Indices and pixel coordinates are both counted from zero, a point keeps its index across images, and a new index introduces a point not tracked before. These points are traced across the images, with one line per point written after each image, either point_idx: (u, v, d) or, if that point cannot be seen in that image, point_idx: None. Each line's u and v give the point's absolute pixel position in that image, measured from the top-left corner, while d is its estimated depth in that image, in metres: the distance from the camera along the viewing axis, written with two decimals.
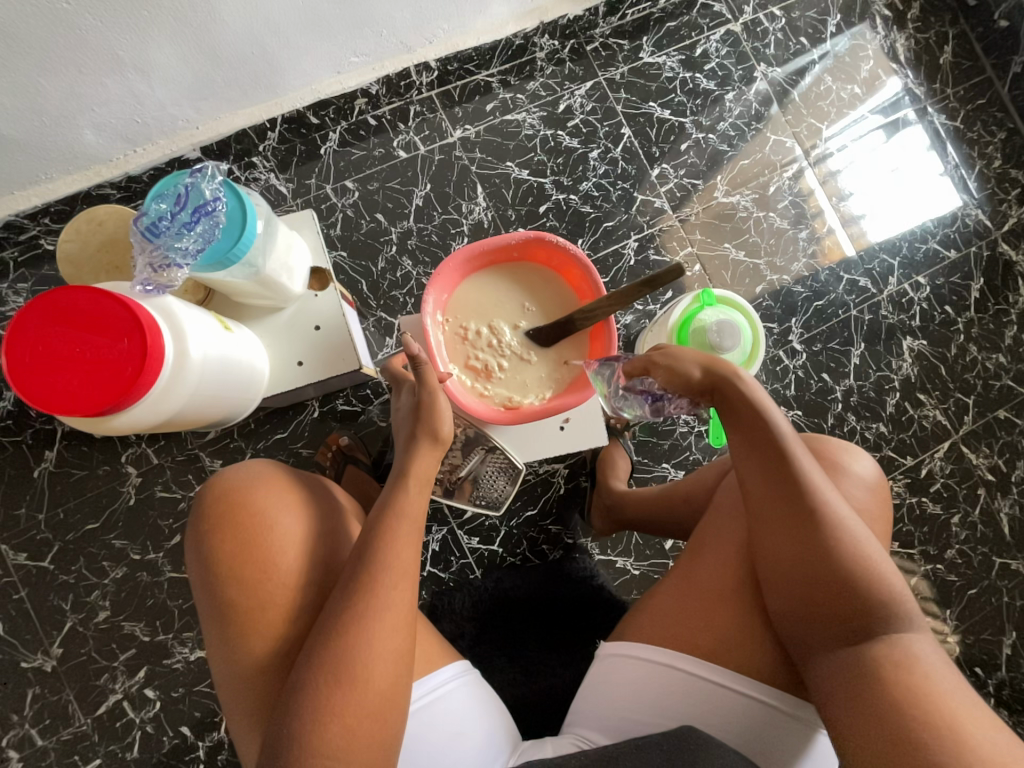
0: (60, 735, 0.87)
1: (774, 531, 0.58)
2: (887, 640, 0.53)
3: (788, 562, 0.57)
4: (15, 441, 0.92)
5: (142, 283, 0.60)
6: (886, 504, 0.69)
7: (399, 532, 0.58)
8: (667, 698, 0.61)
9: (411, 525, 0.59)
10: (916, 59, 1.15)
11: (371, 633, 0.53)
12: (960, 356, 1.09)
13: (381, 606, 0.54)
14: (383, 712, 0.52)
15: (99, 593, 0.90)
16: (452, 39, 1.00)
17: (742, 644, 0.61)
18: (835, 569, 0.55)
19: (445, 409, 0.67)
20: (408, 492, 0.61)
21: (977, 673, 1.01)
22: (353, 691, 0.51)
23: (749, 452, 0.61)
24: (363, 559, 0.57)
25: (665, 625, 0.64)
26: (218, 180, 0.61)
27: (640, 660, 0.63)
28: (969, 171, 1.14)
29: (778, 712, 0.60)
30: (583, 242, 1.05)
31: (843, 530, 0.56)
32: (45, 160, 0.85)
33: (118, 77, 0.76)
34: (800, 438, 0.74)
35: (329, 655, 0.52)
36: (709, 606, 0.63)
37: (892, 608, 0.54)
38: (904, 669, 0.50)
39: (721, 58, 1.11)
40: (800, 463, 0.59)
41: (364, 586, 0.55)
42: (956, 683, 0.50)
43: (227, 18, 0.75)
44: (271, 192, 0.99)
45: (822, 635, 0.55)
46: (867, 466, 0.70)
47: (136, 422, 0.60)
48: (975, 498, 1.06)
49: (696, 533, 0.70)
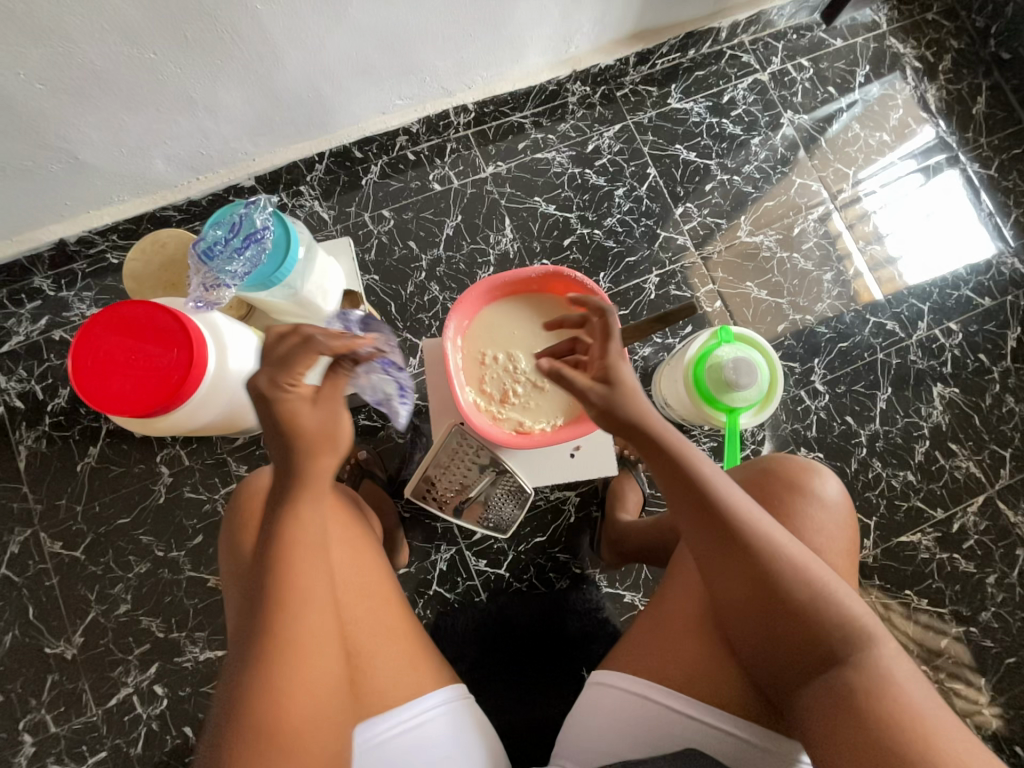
0: (72, 723, 0.90)
1: (729, 580, 0.55)
2: (854, 671, 0.50)
3: (747, 599, 0.54)
4: (64, 436, 0.99)
5: (195, 301, 0.65)
6: (847, 523, 0.68)
7: (292, 552, 0.52)
8: (646, 733, 0.59)
9: (302, 572, 0.51)
10: (947, 109, 1.16)
11: (269, 665, 0.49)
12: (995, 406, 1.05)
13: (281, 667, 0.49)
14: (298, 765, 0.49)
15: (122, 586, 0.95)
16: (489, 84, 1.06)
17: (714, 675, 0.59)
18: (789, 599, 0.52)
19: (307, 404, 0.51)
20: (300, 505, 0.53)
21: (1016, 752, 0.93)
22: (247, 724, 0.48)
23: (691, 503, 0.55)
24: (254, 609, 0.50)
25: (651, 658, 0.62)
26: (269, 211, 0.67)
27: (621, 691, 0.61)
28: (1005, 219, 1.12)
29: (761, 752, 0.58)
30: (604, 276, 1.08)
31: (794, 569, 0.53)
32: (119, 186, 0.95)
33: (190, 116, 0.85)
34: (761, 459, 0.73)
35: (233, 681, 0.50)
36: (690, 641, 0.61)
37: (857, 635, 0.51)
38: (877, 696, 0.49)
39: (748, 105, 1.14)
40: (745, 520, 0.55)
41: (264, 612, 0.51)
42: (929, 701, 0.49)
43: (288, 63, 0.83)
44: (314, 218, 1.07)
45: (795, 671, 0.53)
46: (831, 486, 0.69)
47: (176, 425, 0.65)
48: (1013, 559, 1.00)
49: (671, 565, 0.69)
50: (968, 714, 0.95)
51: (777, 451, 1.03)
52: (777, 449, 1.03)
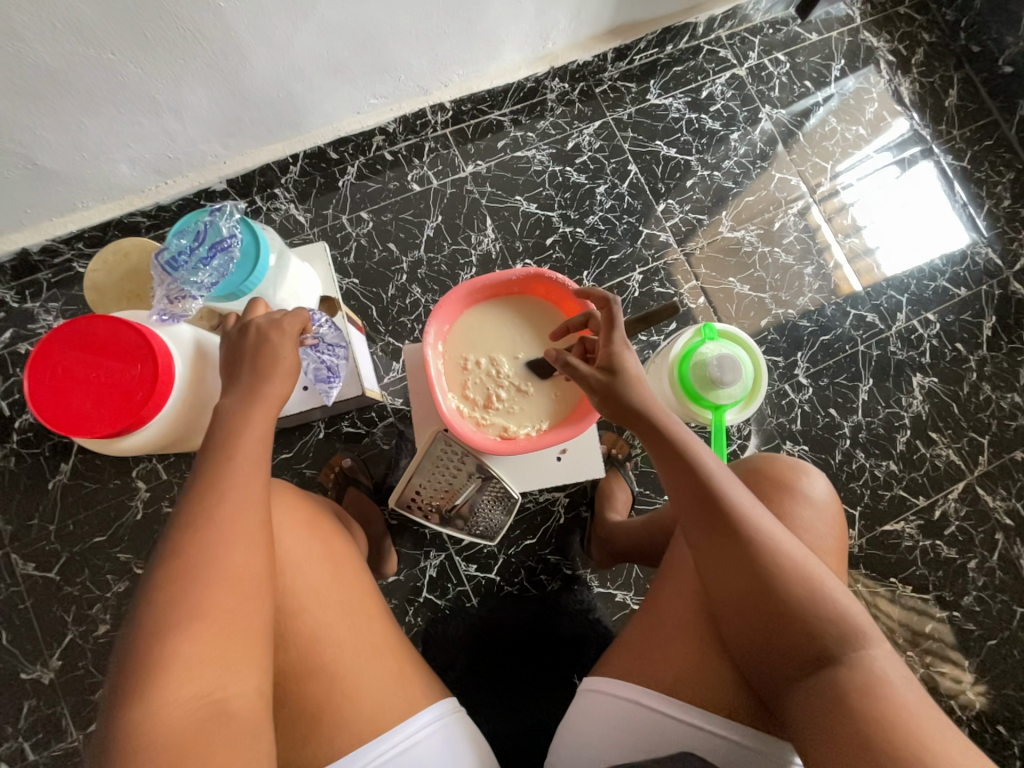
0: (52, 750, 0.87)
1: (718, 567, 0.56)
2: (847, 671, 0.50)
3: (736, 591, 0.55)
4: (33, 453, 0.95)
5: (158, 313, 0.63)
6: (839, 522, 0.69)
7: (241, 443, 0.53)
8: (639, 738, 0.59)
9: (243, 480, 0.51)
10: (921, 102, 1.18)
11: (216, 536, 0.48)
12: (973, 394, 1.07)
13: (221, 569, 0.47)
14: (239, 636, 0.47)
15: (101, 606, 0.92)
16: (466, 82, 1.04)
17: (706, 678, 0.59)
18: (781, 587, 0.53)
19: (285, 343, 0.60)
20: (251, 412, 0.55)
21: (1000, 731, 0.95)
22: (192, 588, 0.46)
23: (671, 467, 0.60)
24: (185, 513, 0.49)
25: (644, 662, 0.62)
26: (235, 217, 0.65)
27: (614, 696, 0.61)
28: (978, 210, 1.14)
29: (757, 754, 0.58)
30: (588, 274, 1.08)
31: (785, 564, 0.54)
32: (83, 191, 0.91)
33: (154, 117, 0.82)
34: (751, 459, 0.73)
35: (167, 562, 0.47)
36: (683, 644, 0.61)
37: (849, 635, 0.52)
38: (872, 697, 0.49)
39: (726, 100, 1.14)
40: (730, 496, 0.57)
41: (208, 489, 0.50)
42: (925, 703, 0.49)
43: (254, 62, 0.80)
44: (290, 222, 1.04)
45: (787, 670, 0.53)
46: (821, 485, 0.69)
47: (145, 443, 0.63)
48: (993, 543, 1.02)
49: (662, 568, 0.69)
50: (954, 696, 0.96)
51: (763, 445, 1.04)
52: (763, 443, 1.04)
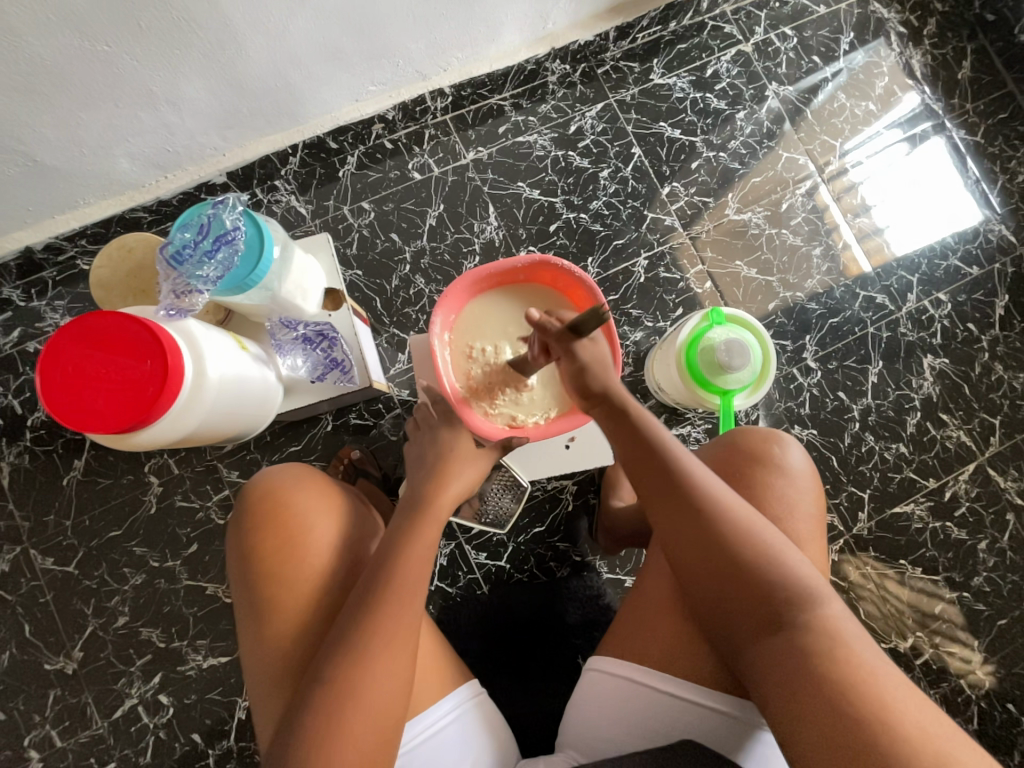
0: (78, 738, 0.90)
1: (699, 571, 0.56)
2: (805, 632, 0.51)
3: (711, 579, 0.55)
4: (47, 450, 0.96)
5: (166, 308, 0.64)
6: (817, 491, 0.69)
7: (407, 583, 0.59)
8: (639, 715, 0.60)
9: (409, 622, 0.58)
10: (933, 74, 1.14)
11: (377, 677, 0.55)
12: (985, 375, 1.06)
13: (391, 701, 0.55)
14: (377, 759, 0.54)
15: (119, 598, 0.93)
16: (466, 66, 1.03)
17: (691, 651, 0.60)
18: (749, 561, 0.54)
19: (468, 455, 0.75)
20: (420, 543, 0.63)
21: (1009, 709, 0.96)
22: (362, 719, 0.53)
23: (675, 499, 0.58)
24: (365, 652, 0.55)
25: (634, 640, 0.63)
26: (238, 210, 0.65)
27: (612, 674, 0.62)
28: (991, 185, 1.11)
29: (749, 726, 0.59)
30: (593, 261, 1.06)
31: (745, 537, 0.55)
32: (83, 187, 0.90)
33: (151, 111, 0.81)
34: (728, 435, 0.73)
35: (337, 687, 0.54)
36: (668, 620, 0.62)
37: (802, 595, 0.53)
38: (830, 660, 0.49)
39: (732, 78, 1.12)
40: (723, 515, 0.57)
41: (378, 629, 0.56)
42: (886, 667, 0.50)
43: (254, 58, 0.80)
44: (291, 214, 1.03)
45: (749, 631, 0.54)
46: (797, 456, 0.69)
47: (157, 439, 0.63)
48: (1004, 524, 1.02)
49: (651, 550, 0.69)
50: (962, 675, 0.97)
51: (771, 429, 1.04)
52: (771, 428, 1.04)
